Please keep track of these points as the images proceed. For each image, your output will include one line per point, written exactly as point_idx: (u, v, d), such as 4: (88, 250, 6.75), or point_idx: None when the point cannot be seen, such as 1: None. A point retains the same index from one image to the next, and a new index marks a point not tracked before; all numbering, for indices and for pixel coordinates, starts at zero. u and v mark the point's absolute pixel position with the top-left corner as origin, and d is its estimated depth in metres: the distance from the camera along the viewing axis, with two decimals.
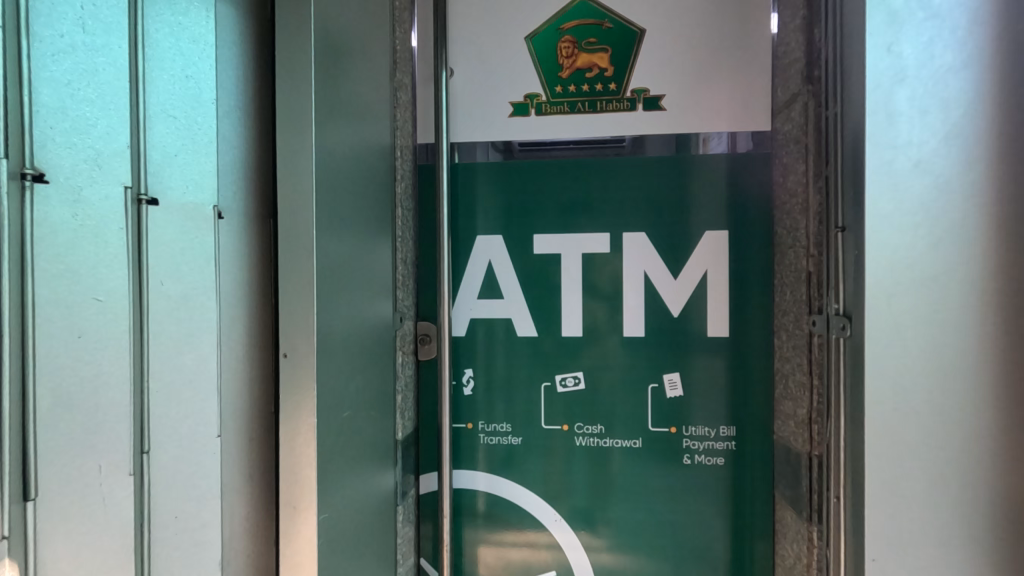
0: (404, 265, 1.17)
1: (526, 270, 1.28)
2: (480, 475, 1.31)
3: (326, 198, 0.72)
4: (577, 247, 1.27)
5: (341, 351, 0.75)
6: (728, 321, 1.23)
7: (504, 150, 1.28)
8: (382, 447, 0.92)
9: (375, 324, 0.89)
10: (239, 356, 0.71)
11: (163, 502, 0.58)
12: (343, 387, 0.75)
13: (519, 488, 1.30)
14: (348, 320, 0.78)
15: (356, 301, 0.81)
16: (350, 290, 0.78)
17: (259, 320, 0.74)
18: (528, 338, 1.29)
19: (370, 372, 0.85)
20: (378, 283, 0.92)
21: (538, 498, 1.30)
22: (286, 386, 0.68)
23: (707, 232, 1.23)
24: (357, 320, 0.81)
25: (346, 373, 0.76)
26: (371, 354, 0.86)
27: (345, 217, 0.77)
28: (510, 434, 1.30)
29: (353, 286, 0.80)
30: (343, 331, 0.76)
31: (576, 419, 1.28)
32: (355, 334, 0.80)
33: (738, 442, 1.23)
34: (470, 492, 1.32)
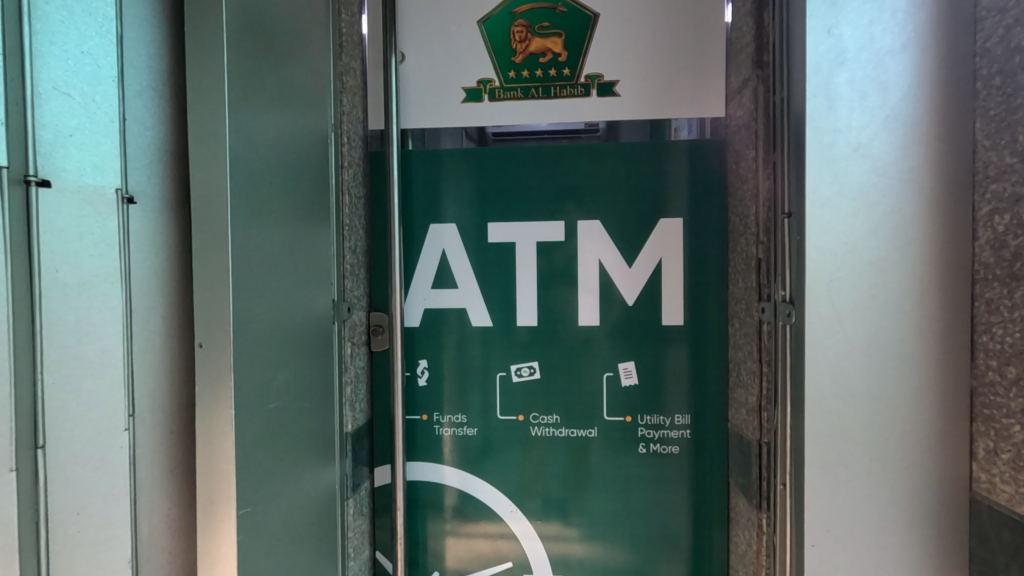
0: (353, 254, 1.14)
1: (481, 258, 1.26)
2: (448, 470, 1.29)
3: (245, 182, 0.69)
4: (531, 236, 1.25)
5: (265, 340, 0.73)
6: (682, 309, 1.22)
7: (479, 138, 1.25)
8: (317, 440, 0.90)
9: (305, 314, 0.86)
10: (156, 345, 0.68)
11: (64, 497, 0.56)
12: (267, 377, 0.73)
13: (476, 479, 1.29)
14: (272, 308, 0.75)
15: (284, 288, 0.79)
16: (275, 278, 0.76)
17: (178, 308, 0.71)
18: (483, 328, 1.27)
19: (300, 363, 0.83)
20: (309, 272, 0.89)
21: (496, 490, 1.29)
22: (203, 377, 0.66)
23: (660, 221, 1.22)
24: (286, 310, 0.79)
25: (271, 363, 0.74)
26: (301, 344, 0.84)
27: (267, 202, 0.75)
28: (466, 425, 1.29)
29: (278, 272, 0.77)
30: (266, 318, 0.74)
31: (531, 409, 1.27)
32: (281, 323, 0.78)
33: (693, 430, 1.23)
34: (437, 487, 1.30)
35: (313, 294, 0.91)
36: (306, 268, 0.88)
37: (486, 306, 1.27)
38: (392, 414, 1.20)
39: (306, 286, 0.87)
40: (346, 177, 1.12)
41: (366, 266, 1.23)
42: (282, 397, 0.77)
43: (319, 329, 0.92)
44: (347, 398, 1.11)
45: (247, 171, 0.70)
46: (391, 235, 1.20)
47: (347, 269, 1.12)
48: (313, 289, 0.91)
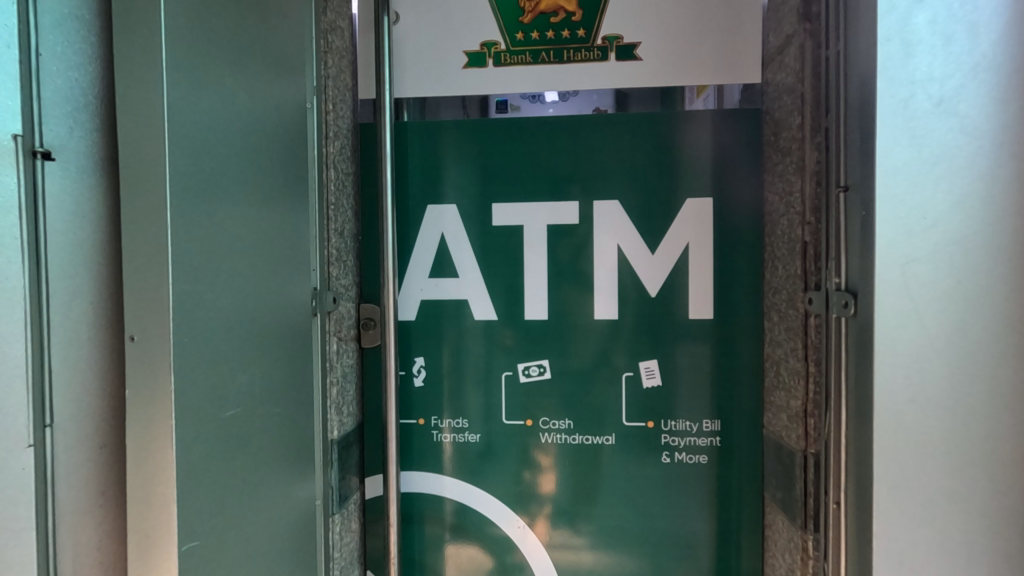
0: (340, 237, 1.01)
1: (484, 244, 1.13)
2: (448, 481, 1.16)
3: (188, 138, 0.56)
4: (540, 218, 1.11)
5: (216, 332, 0.59)
6: (712, 301, 1.09)
7: (485, 108, 1.11)
8: (291, 451, 0.77)
9: (272, 302, 0.73)
10: (80, 336, 0.55)
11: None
12: (220, 377, 0.60)
13: (475, 489, 1.16)
14: (225, 293, 0.62)
15: (242, 271, 0.65)
16: (229, 257, 0.63)
17: (110, 293, 0.59)
18: (486, 322, 1.14)
19: (265, 360, 0.70)
20: (279, 253, 0.76)
21: (501, 503, 1.16)
22: (136, 376, 0.54)
23: (687, 202, 1.09)
24: (246, 296, 0.66)
25: (225, 359, 0.61)
26: (266, 337, 0.71)
27: (215, 164, 0.61)
28: (467, 430, 1.15)
29: (233, 250, 0.64)
30: (217, 305, 0.60)
31: (541, 413, 1.13)
32: (239, 312, 0.64)
33: (722, 438, 1.10)
34: (436, 499, 1.17)
35: (284, 280, 0.77)
36: (274, 249, 0.74)
37: (489, 297, 1.13)
38: (384, 418, 1.07)
39: (274, 270, 0.74)
40: (332, 150, 0.99)
41: (356, 252, 1.10)
42: (241, 401, 0.63)
43: (292, 322, 0.79)
44: (332, 401, 0.98)
45: (187, 122, 0.57)
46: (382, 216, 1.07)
47: (332, 255, 0.98)
48: (284, 273, 0.77)
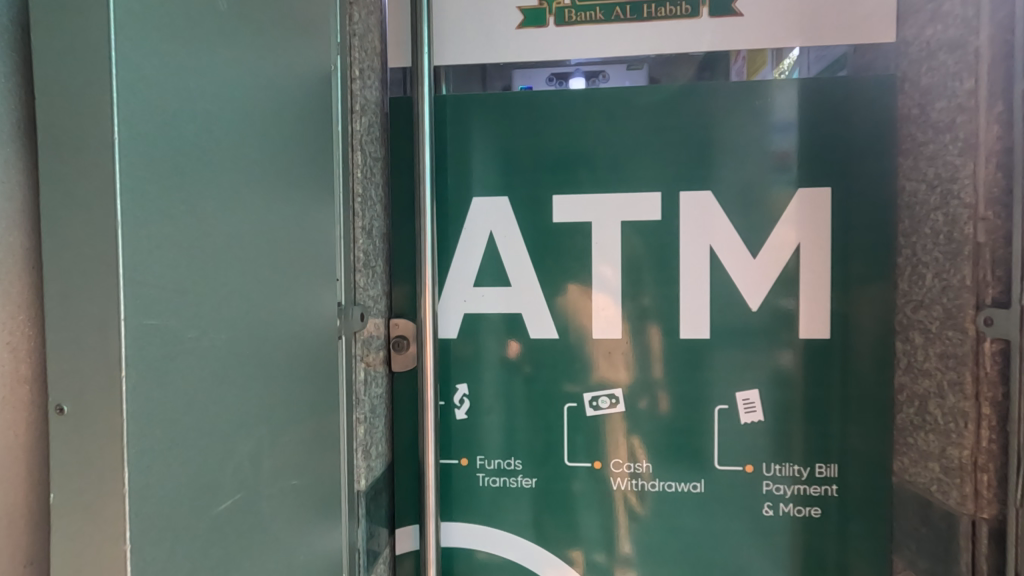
0: (368, 237, 0.81)
1: (544, 245, 0.92)
2: (466, 526, 0.94)
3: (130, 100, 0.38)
4: (612, 213, 0.90)
5: (163, 382, 0.39)
6: (829, 317, 0.87)
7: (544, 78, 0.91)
8: (296, 532, 0.56)
9: (272, 329, 0.52)
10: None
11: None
12: (163, 450, 0.39)
13: (491, 529, 0.94)
14: (182, 324, 0.41)
15: (215, 290, 0.45)
16: (191, 271, 0.42)
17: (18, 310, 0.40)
18: (545, 341, 0.92)
19: (255, 412, 0.49)
20: (287, 262, 0.55)
21: (536, 547, 0.94)
22: (60, 457, 0.38)
23: (798, 191, 0.87)
24: (221, 327, 0.45)
25: (176, 423, 0.40)
26: (261, 379, 0.50)
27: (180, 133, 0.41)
28: (520, 474, 0.93)
29: (200, 264, 0.43)
30: (168, 344, 0.40)
31: (613, 454, 0.91)
32: (207, 350, 0.44)
33: (840, 487, 0.87)
34: (460, 551, 0.95)
35: (294, 298, 0.56)
36: (278, 257, 0.54)
37: (548, 311, 0.92)
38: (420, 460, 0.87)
39: (276, 285, 0.53)
40: (358, 127, 0.78)
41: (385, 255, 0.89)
42: (204, 481, 0.43)
43: (307, 352, 0.59)
44: (359, 443, 0.78)
45: (123, 58, 0.38)
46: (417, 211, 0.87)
47: (358, 260, 0.78)
48: (296, 287, 0.57)
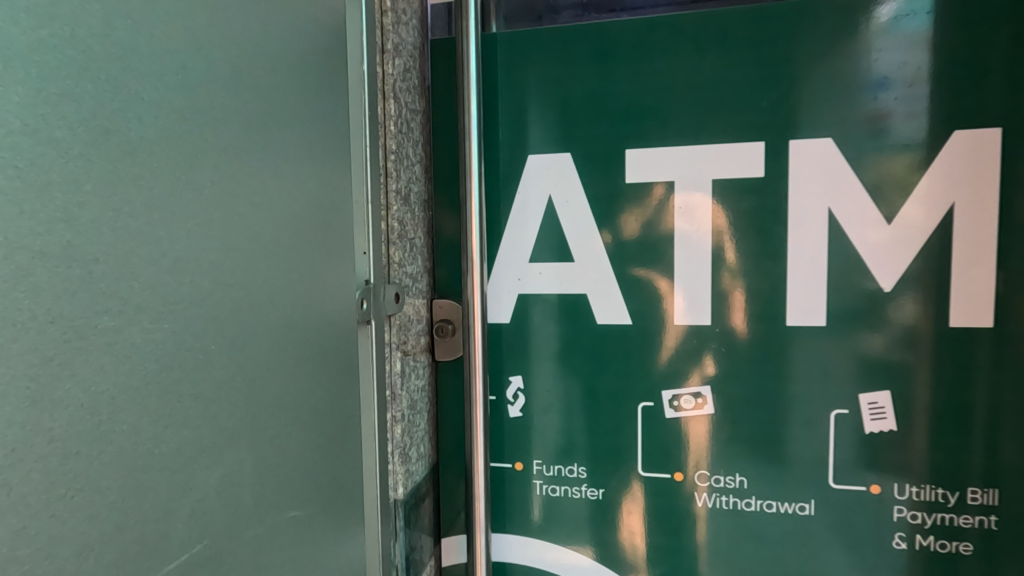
0: (403, 203, 0.68)
1: (614, 211, 0.76)
2: (510, 538, 0.82)
3: None
4: (699, 170, 0.73)
5: (66, 385, 0.27)
6: (994, 299, 0.67)
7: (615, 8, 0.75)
8: (295, 564, 0.45)
9: (257, 312, 0.40)
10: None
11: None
12: (76, 481, 0.28)
13: (540, 542, 0.81)
14: (108, 303, 0.30)
15: (166, 259, 0.33)
16: (121, 227, 0.30)
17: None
18: (616, 327, 0.77)
19: (226, 422, 0.38)
20: (280, 226, 0.43)
21: (593, 562, 0.80)
22: None
23: (954, 134, 0.67)
24: (177, 308, 0.34)
25: (99, 443, 0.29)
26: (237, 377, 0.38)
27: (98, 28, 0.29)
28: (585, 483, 0.79)
29: (141, 223, 0.31)
30: (73, 334, 0.28)
31: (697, 465, 0.75)
32: (152, 340, 0.32)
33: (1002, 519, 0.68)
34: (509, 568, 0.82)
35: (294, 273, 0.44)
36: (266, 219, 0.41)
37: (617, 291, 0.76)
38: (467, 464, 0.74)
39: (261, 255, 0.41)
40: (390, 70, 0.65)
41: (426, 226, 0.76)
42: (146, 517, 0.32)
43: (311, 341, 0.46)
44: (395, 444, 0.67)
45: None
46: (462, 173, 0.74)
47: (391, 231, 0.66)
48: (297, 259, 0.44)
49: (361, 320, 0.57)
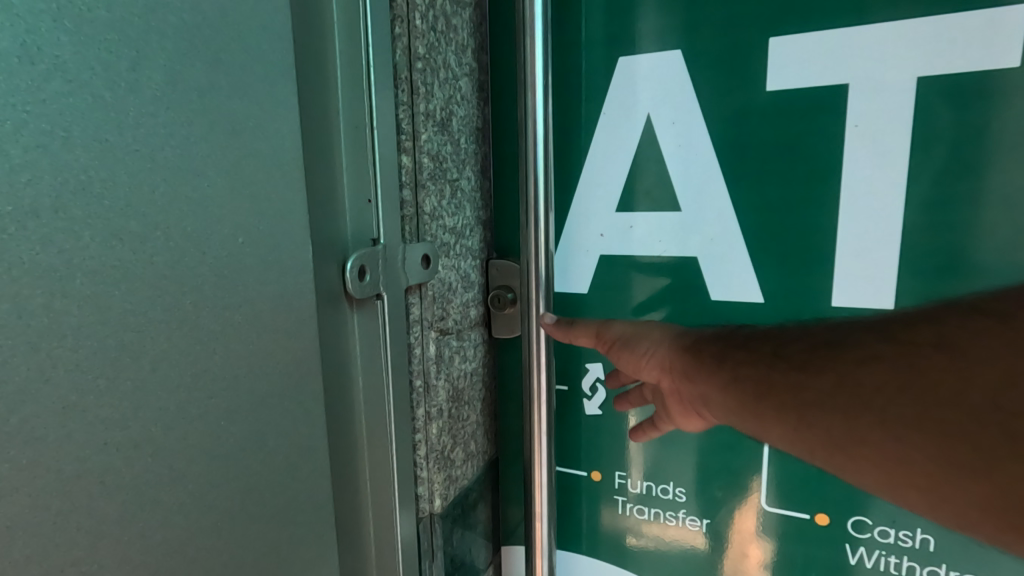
0: (437, 131, 0.50)
1: (746, 137, 0.52)
2: (588, 562, 0.65)
3: None
4: (893, 66, 0.46)
5: None
6: None
7: None
8: None
9: (144, 312, 0.24)
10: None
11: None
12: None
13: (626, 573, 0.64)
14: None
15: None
16: None
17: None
18: (740, 306, 0.54)
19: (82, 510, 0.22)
20: (199, 162, 0.26)
21: None
22: None
23: None
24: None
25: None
26: (108, 434, 0.22)
27: None
28: (684, 511, 0.60)
29: None
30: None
31: (855, 508, 0.53)
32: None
33: None
34: None
35: (231, 242, 0.27)
36: (163, 149, 0.24)
37: (739, 255, 0.53)
38: (526, 472, 0.58)
39: (157, 215, 0.24)
40: None
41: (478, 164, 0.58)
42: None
43: (275, 348, 0.30)
44: (428, 448, 0.52)
45: None
46: (524, 88, 0.53)
47: (420, 169, 0.48)
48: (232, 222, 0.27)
49: (361, 299, 0.41)
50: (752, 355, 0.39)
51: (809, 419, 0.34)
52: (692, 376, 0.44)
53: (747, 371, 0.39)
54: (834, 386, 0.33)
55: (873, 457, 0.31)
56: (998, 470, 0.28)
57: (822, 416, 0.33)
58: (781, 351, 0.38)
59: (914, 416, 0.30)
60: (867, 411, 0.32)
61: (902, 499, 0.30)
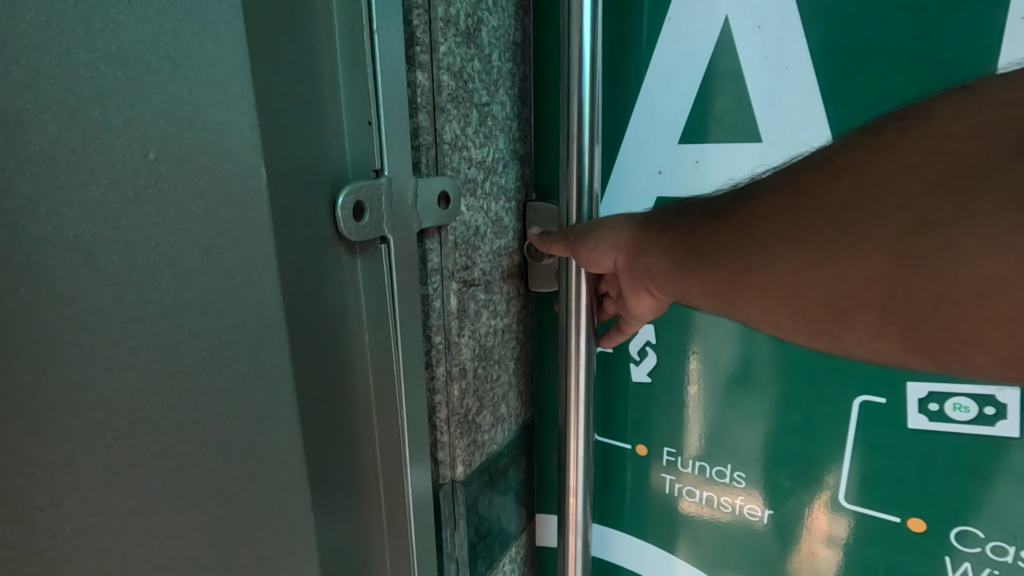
0: (462, 40, 0.42)
1: (864, 45, 0.41)
2: (628, 543, 0.59)
3: None
4: None
5: None
6: None
7: None
8: None
9: (30, 251, 0.17)
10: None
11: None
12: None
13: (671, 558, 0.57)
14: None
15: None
16: None
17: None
18: None
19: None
20: (106, 42, 0.18)
21: None
22: None
23: None
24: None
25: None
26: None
27: None
28: (743, 497, 0.52)
29: None
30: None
31: (958, 514, 0.44)
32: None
33: None
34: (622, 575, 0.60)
35: (158, 158, 0.20)
36: (55, 21, 0.17)
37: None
38: (561, 441, 0.52)
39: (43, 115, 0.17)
40: None
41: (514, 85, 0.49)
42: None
43: (244, 301, 0.23)
44: (447, 411, 0.47)
45: None
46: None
47: (439, 88, 0.40)
48: (166, 136, 0.20)
49: (358, 241, 0.35)
50: (685, 220, 0.39)
51: (747, 259, 0.34)
52: (645, 253, 0.41)
53: (675, 231, 0.39)
54: (781, 236, 0.33)
55: (790, 284, 0.32)
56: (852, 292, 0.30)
57: (766, 265, 0.33)
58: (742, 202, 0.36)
59: (826, 242, 0.31)
60: (788, 243, 0.32)
61: (809, 319, 0.32)
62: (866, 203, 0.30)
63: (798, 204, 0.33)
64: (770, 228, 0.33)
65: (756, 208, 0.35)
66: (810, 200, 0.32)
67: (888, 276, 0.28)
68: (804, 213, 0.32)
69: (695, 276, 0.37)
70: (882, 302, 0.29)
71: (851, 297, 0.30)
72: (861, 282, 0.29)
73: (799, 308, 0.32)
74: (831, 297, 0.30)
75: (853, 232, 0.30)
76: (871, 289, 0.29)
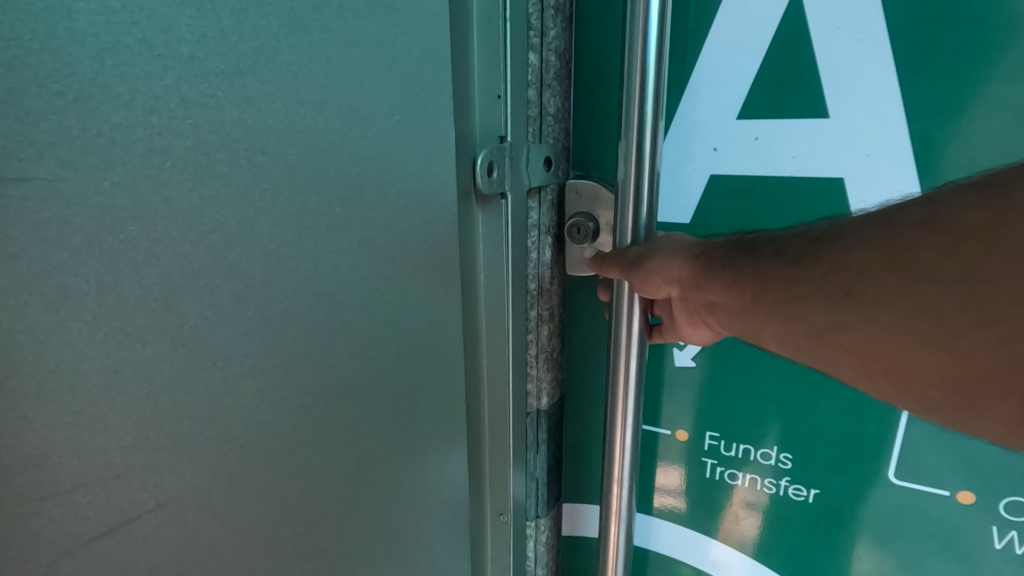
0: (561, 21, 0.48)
1: (922, 22, 0.46)
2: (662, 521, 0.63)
3: None
4: None
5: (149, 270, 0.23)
6: None
7: None
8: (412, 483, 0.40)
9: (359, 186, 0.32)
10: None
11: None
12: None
13: (694, 533, 0.63)
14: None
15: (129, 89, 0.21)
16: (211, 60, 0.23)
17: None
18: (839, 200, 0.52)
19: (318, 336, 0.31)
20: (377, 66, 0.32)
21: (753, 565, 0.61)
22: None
23: None
24: (169, 171, 0.23)
25: (41, 374, 0.21)
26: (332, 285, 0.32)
27: None
28: (788, 478, 0.56)
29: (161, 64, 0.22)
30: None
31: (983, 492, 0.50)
32: (128, 231, 0.22)
33: None
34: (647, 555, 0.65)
35: (401, 119, 0.34)
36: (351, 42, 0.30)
37: (957, 105, 0.47)
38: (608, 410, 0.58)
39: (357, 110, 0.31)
40: None
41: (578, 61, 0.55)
42: (152, 485, 0.25)
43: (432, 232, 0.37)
44: (540, 347, 0.55)
45: None
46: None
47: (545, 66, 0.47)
48: (363, 105, 0.32)
49: (486, 194, 0.43)
50: (760, 271, 0.44)
51: (839, 324, 0.38)
52: (702, 286, 0.48)
53: (754, 283, 0.44)
54: (874, 306, 0.36)
55: (897, 357, 0.36)
56: (971, 371, 0.33)
57: (857, 332, 0.37)
58: (819, 260, 0.40)
59: (933, 322, 0.34)
60: (886, 316, 0.36)
61: (923, 394, 0.35)
62: (975, 282, 0.33)
63: (888, 275, 0.36)
64: (865, 297, 0.37)
65: (844, 271, 0.39)
66: (905, 270, 0.35)
67: (1018, 363, 0.31)
68: (898, 286, 0.36)
69: (771, 321, 0.43)
70: (1013, 390, 0.32)
71: (974, 381, 0.33)
72: (987, 367, 0.32)
73: (904, 380, 0.36)
74: (949, 377, 0.34)
75: (967, 311, 0.33)
76: (998, 375, 0.32)
